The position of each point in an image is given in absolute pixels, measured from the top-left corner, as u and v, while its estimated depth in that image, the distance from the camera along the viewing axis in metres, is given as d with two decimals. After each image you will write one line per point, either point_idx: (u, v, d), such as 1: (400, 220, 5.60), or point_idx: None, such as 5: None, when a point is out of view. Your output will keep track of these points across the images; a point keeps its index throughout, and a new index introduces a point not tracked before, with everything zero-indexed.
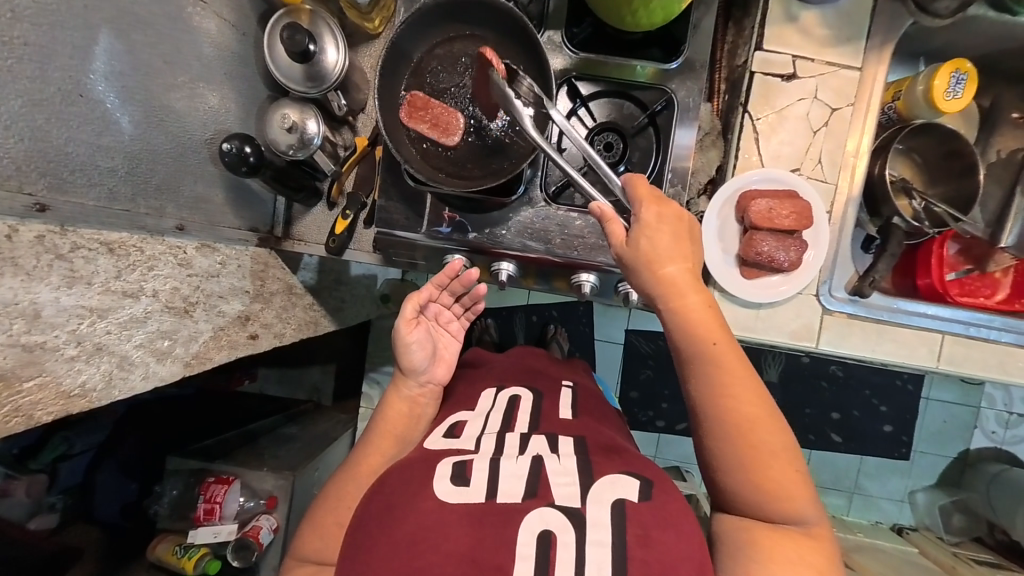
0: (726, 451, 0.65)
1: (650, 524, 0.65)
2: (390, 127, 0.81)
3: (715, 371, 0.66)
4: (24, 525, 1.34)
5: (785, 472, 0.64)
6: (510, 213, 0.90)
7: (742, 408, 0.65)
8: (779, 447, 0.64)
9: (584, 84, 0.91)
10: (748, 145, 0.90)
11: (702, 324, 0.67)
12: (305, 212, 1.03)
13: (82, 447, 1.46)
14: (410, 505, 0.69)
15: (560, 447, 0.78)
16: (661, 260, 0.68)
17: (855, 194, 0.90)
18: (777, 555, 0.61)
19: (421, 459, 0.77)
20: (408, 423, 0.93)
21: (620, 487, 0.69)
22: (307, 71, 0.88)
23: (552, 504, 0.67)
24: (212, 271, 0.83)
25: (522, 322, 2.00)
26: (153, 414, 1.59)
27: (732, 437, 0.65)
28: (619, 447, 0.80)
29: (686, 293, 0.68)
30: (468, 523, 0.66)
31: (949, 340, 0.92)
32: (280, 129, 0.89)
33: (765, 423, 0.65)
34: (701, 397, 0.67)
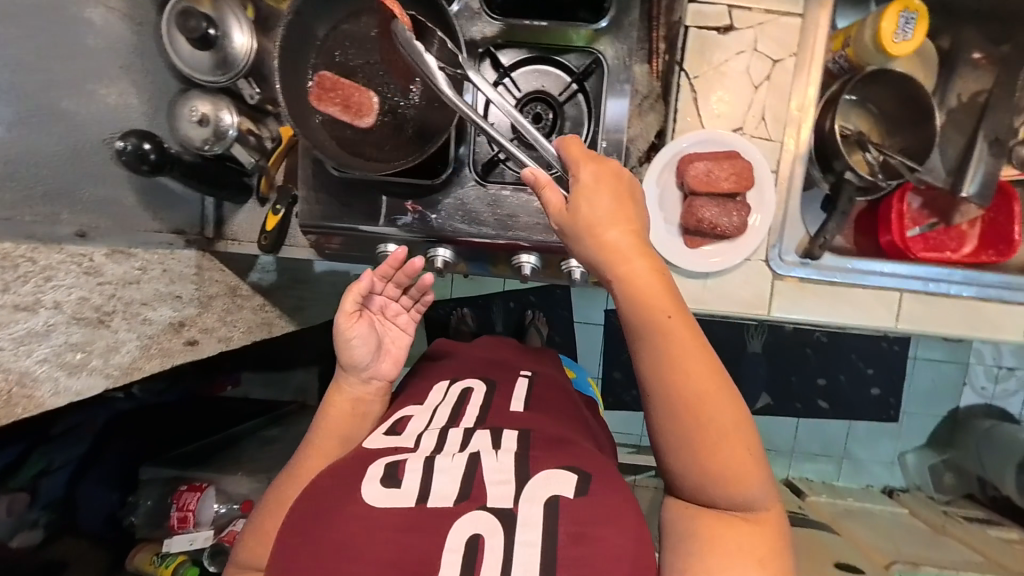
0: (675, 434, 0.58)
1: (585, 521, 0.62)
2: (297, 111, 0.76)
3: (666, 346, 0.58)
4: (7, 545, 1.14)
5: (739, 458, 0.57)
6: (441, 196, 0.85)
7: (694, 386, 0.57)
8: (733, 430, 0.57)
9: (508, 52, 0.86)
10: (685, 106, 0.86)
11: (655, 293, 0.59)
12: (237, 209, 0.98)
13: (63, 462, 1.27)
14: (338, 509, 0.67)
15: (501, 442, 0.74)
16: (603, 226, 0.61)
17: (801, 152, 0.86)
18: (716, 545, 0.57)
19: (356, 461, 0.74)
20: (350, 423, 0.88)
21: (556, 484, 0.65)
22: (211, 58, 0.84)
23: (483, 506, 0.64)
24: (130, 277, 0.80)
25: (500, 311, 1.93)
26: (142, 420, 1.47)
27: (681, 417, 0.57)
28: (566, 439, 0.76)
29: (634, 260, 0.60)
30: (395, 527, 0.63)
31: (908, 298, 0.88)
32: (191, 123, 0.85)
33: (720, 401, 0.57)
34: (650, 375, 0.59)
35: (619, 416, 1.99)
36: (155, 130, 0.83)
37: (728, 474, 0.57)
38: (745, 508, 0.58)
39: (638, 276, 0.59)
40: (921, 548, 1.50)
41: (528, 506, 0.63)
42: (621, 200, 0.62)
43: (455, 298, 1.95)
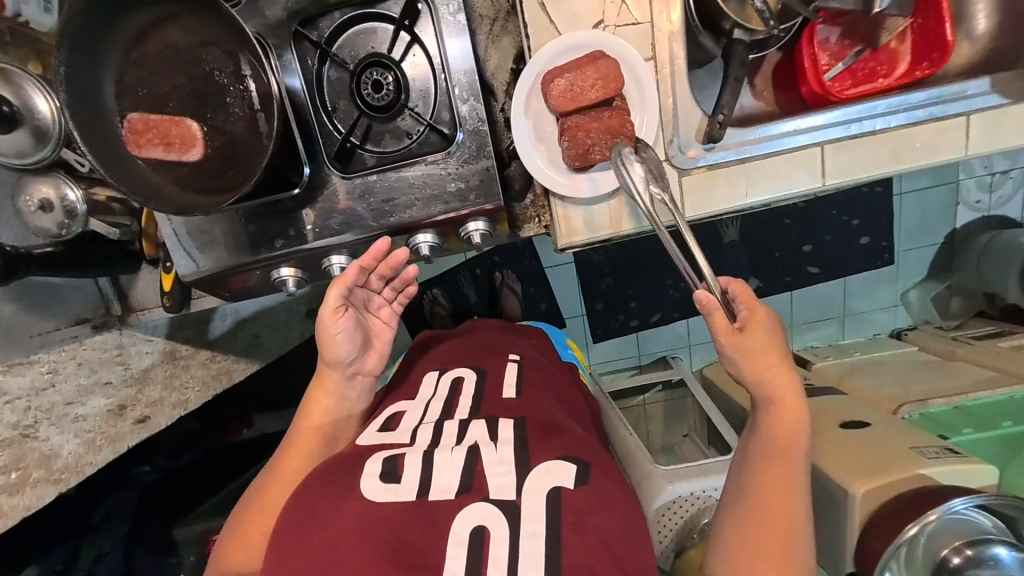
0: (741, 548, 0.63)
1: (585, 509, 0.64)
2: (113, 164, 0.68)
3: (776, 482, 0.63)
4: None
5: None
6: (310, 203, 0.78)
7: (784, 519, 0.62)
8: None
9: (322, 23, 0.75)
10: (535, 15, 0.74)
11: (780, 397, 0.65)
12: (134, 276, 0.94)
13: (111, 545, 1.39)
14: (321, 522, 0.64)
15: (499, 433, 0.74)
16: (753, 354, 0.64)
17: (676, 28, 0.74)
18: None
19: (350, 460, 0.71)
20: (327, 418, 0.84)
21: (559, 474, 0.67)
22: (23, 137, 0.77)
23: (487, 499, 0.65)
24: (40, 384, 0.82)
25: (468, 280, 1.89)
26: (170, 489, 1.52)
27: (755, 531, 0.62)
28: (560, 426, 0.76)
29: (770, 372, 0.64)
30: (387, 530, 0.62)
31: (830, 150, 0.79)
32: (39, 213, 0.80)
33: (796, 549, 0.61)
34: (745, 497, 0.64)
35: (614, 343, 1.98)
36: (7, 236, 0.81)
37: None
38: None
39: (774, 382, 0.64)
40: (926, 380, 1.49)
41: (534, 498, 0.64)
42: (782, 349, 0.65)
43: (424, 281, 1.90)
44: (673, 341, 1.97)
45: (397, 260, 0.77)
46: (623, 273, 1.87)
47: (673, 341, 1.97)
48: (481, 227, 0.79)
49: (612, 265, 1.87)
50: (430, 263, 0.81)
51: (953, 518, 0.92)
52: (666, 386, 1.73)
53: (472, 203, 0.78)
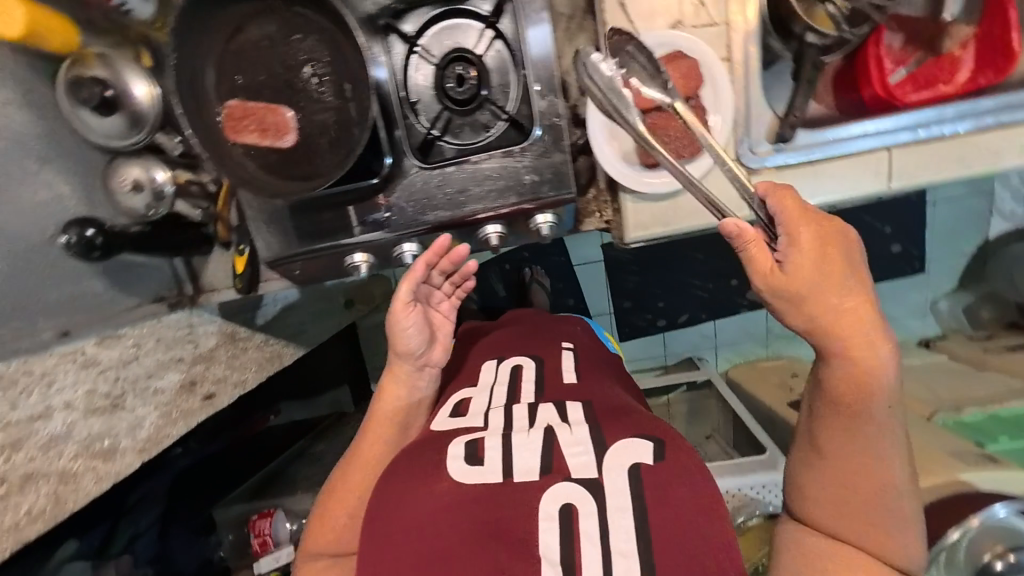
0: (831, 523, 0.60)
1: (668, 484, 0.65)
2: (215, 149, 0.72)
3: (855, 449, 0.58)
4: None
5: (901, 549, 0.58)
6: (388, 191, 0.82)
7: (869, 466, 0.58)
8: (900, 529, 0.58)
9: (408, 18, 0.78)
10: (614, 15, 0.76)
11: (846, 338, 0.56)
12: (207, 258, 0.96)
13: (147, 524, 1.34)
14: (413, 503, 0.68)
15: (570, 415, 0.76)
16: (808, 297, 0.57)
17: (752, 27, 0.76)
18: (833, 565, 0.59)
19: (429, 445, 0.75)
20: (400, 410, 0.87)
21: (636, 452, 0.68)
22: (122, 120, 0.80)
23: (570, 477, 0.66)
24: (127, 357, 0.86)
25: (496, 273, 1.87)
26: (200, 475, 1.46)
27: (843, 500, 0.59)
28: (627, 409, 0.78)
29: (827, 312, 0.57)
30: (479, 509, 0.65)
31: (898, 152, 0.80)
32: (127, 194, 0.82)
33: (886, 505, 0.58)
34: (824, 476, 0.60)
35: (639, 342, 2.00)
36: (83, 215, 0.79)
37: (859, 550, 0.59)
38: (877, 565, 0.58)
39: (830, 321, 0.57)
40: (961, 387, 1.49)
41: (614, 475, 0.66)
42: (823, 270, 0.57)
43: None
44: (697, 342, 1.99)
45: (459, 254, 0.79)
46: (652, 273, 1.89)
47: (698, 341, 1.98)
48: (549, 220, 0.83)
49: (641, 264, 1.89)
50: (499, 252, 0.83)
51: (997, 522, 0.93)
52: (691, 386, 1.76)
53: (544, 196, 0.80)
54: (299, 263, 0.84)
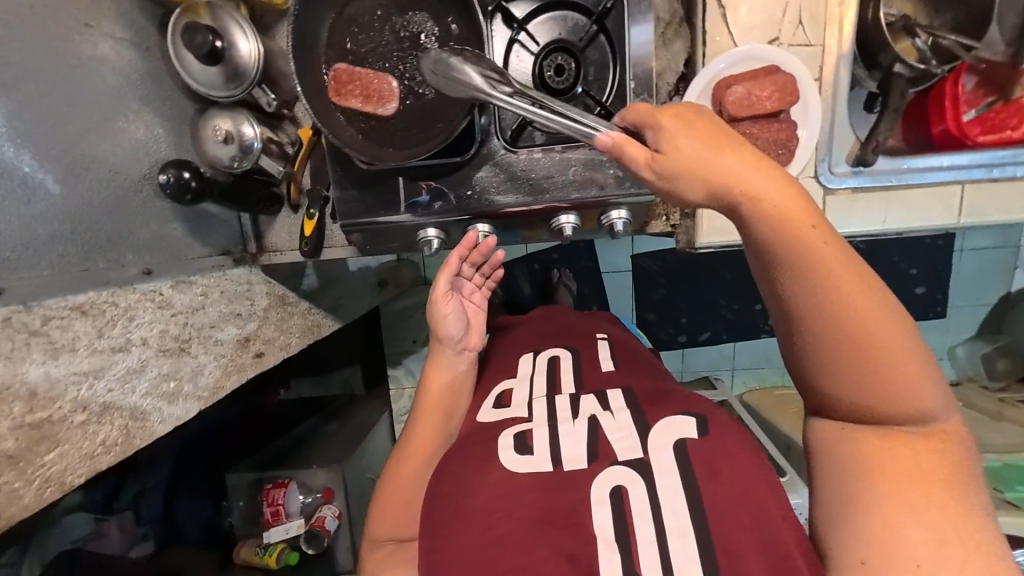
0: (834, 369, 0.44)
1: (717, 458, 0.60)
2: (320, 112, 0.75)
3: (768, 231, 0.44)
4: (127, 556, 1.15)
5: (892, 329, 0.42)
6: (471, 170, 0.83)
7: (875, 347, 0.42)
8: (856, 285, 0.43)
9: (517, 6, 0.79)
10: (715, 25, 0.79)
11: (773, 217, 0.44)
12: (274, 220, 1.00)
13: (156, 481, 1.19)
14: (472, 492, 0.66)
15: (611, 403, 0.73)
16: (706, 172, 0.46)
17: (846, 50, 0.79)
18: (909, 508, 0.42)
19: (479, 436, 0.74)
20: (447, 394, 0.86)
21: (679, 429, 0.64)
22: (224, 73, 0.82)
23: (616, 462, 0.63)
24: (196, 304, 0.82)
25: (524, 272, 1.83)
26: (210, 443, 1.33)
27: (873, 396, 0.44)
28: (666, 391, 0.75)
29: (730, 182, 0.46)
30: (535, 496, 0.62)
31: (970, 188, 0.83)
32: (216, 143, 0.84)
33: (824, 251, 0.43)
34: (781, 269, 0.44)
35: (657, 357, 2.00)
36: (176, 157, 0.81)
37: (920, 431, 0.44)
38: (922, 441, 0.44)
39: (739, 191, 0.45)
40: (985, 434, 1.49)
41: (659, 454, 0.62)
42: (711, 142, 0.47)
43: None
44: (714, 363, 1.97)
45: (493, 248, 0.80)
46: (680, 287, 1.87)
47: (718, 361, 1.95)
48: (624, 216, 0.84)
49: (669, 278, 1.87)
50: (569, 241, 0.85)
51: None
52: None
53: (626, 191, 0.82)
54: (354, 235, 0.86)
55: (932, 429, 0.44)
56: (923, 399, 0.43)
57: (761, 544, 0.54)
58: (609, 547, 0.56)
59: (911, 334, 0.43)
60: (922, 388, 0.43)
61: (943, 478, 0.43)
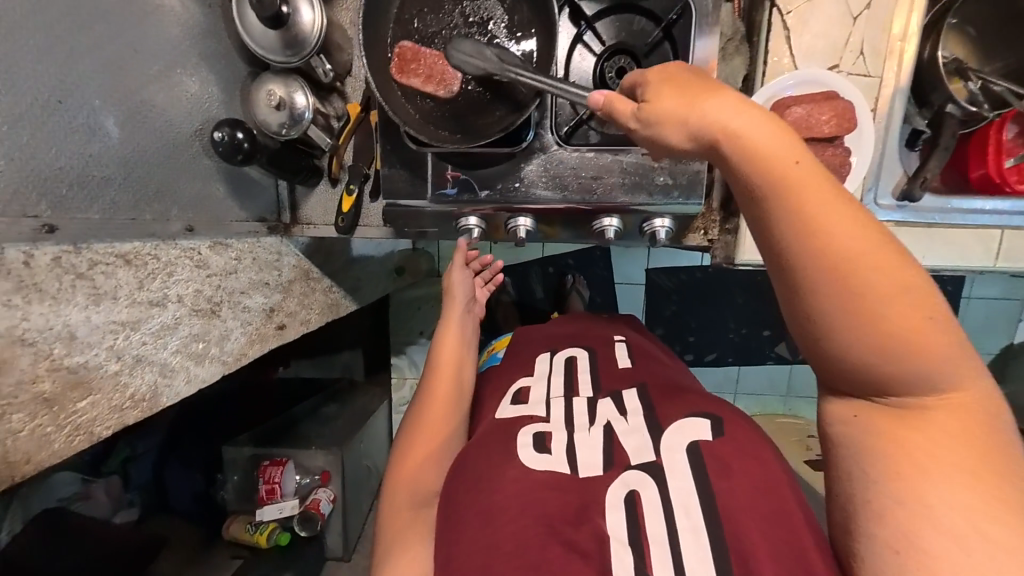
0: (835, 322, 0.41)
1: (729, 457, 0.56)
2: (382, 87, 0.76)
3: (760, 173, 0.43)
4: (109, 521, 1.12)
5: (894, 270, 0.40)
6: (521, 162, 0.83)
7: (862, 290, 0.40)
8: (849, 224, 0.41)
9: (587, 3, 0.80)
10: (777, 45, 0.80)
11: (757, 160, 0.44)
12: (309, 192, 0.99)
13: (147, 447, 1.17)
14: (479, 487, 0.61)
15: (627, 404, 0.69)
16: (693, 117, 0.47)
17: (903, 83, 0.80)
18: (912, 468, 0.40)
19: (498, 433, 0.68)
20: (453, 377, 0.85)
21: (691, 430, 0.60)
22: (283, 38, 0.81)
23: (630, 467, 0.58)
24: (229, 267, 0.80)
25: (538, 275, 1.70)
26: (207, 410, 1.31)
27: (878, 348, 0.41)
28: (682, 391, 0.71)
29: (710, 128, 0.46)
30: (548, 494, 0.56)
31: (1011, 233, 0.85)
32: (267, 108, 0.83)
33: (814, 190, 0.42)
34: (777, 216, 0.43)
35: None
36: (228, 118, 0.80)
37: (935, 389, 0.41)
38: (934, 399, 0.41)
39: (715, 141, 0.46)
40: None
41: (672, 457, 0.57)
42: (689, 90, 0.48)
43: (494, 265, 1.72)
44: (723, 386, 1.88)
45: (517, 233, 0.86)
46: (692, 301, 1.67)
47: (719, 383, 1.75)
48: (666, 225, 0.85)
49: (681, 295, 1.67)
50: (611, 245, 0.85)
51: None
52: None
53: (672, 201, 0.82)
54: (389, 213, 0.89)
55: (950, 382, 0.41)
56: (938, 350, 0.40)
57: (773, 545, 0.49)
58: (620, 545, 0.52)
59: (917, 274, 0.41)
60: (936, 335, 0.40)
61: (961, 434, 0.40)
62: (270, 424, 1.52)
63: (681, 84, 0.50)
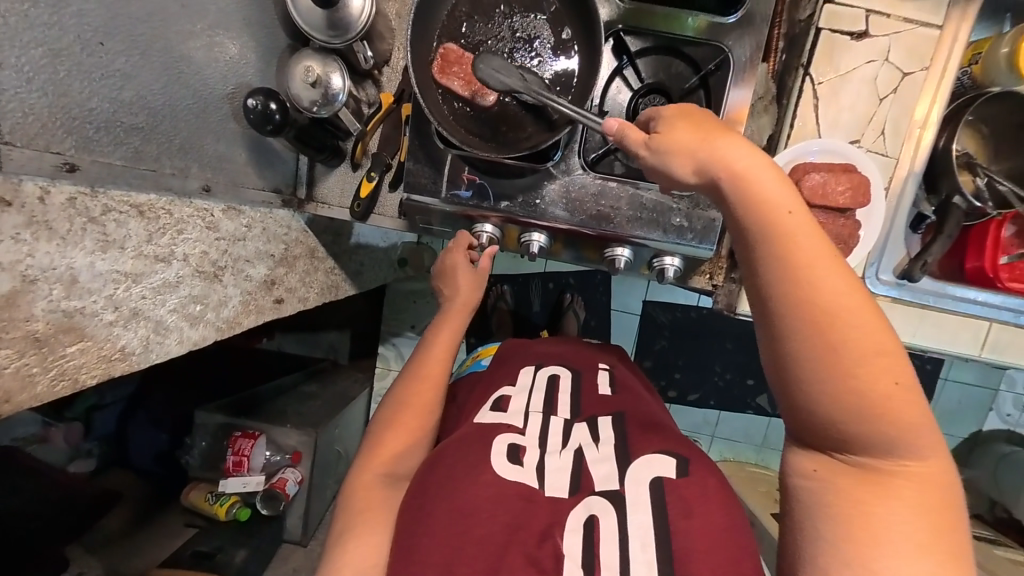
0: (813, 372, 0.43)
1: (693, 498, 0.55)
2: (422, 84, 0.77)
3: (757, 220, 0.45)
4: (65, 469, 1.17)
5: (869, 332, 0.42)
6: (545, 180, 0.84)
7: (839, 343, 0.42)
8: (835, 281, 0.43)
9: (631, 38, 0.82)
10: (805, 111, 0.83)
11: (756, 205, 0.45)
12: (328, 172, 0.99)
13: (114, 398, 1.24)
14: (445, 493, 0.60)
15: (600, 433, 0.66)
16: (704, 154, 0.49)
17: (917, 167, 0.84)
18: (871, 532, 0.41)
19: (475, 436, 0.66)
20: (438, 386, 0.79)
21: (658, 465, 0.59)
22: (329, 19, 0.80)
23: (594, 493, 0.58)
24: (239, 234, 0.80)
25: (538, 289, 1.71)
26: (180, 371, 1.36)
27: (849, 406, 0.42)
28: (660, 424, 0.69)
29: (718, 166, 0.48)
30: (519, 505, 0.57)
31: (997, 326, 0.90)
32: (302, 83, 0.82)
33: (807, 243, 0.44)
34: (766, 263, 0.45)
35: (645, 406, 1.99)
36: (262, 86, 0.80)
37: (897, 457, 0.42)
38: (897, 464, 0.42)
39: (721, 178, 0.47)
40: None
41: (638, 489, 0.57)
42: (703, 127, 0.50)
43: (494, 273, 1.72)
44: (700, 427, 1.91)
45: (531, 250, 0.87)
46: (683, 340, 1.69)
47: (697, 424, 1.76)
48: (676, 264, 0.87)
49: (674, 331, 1.69)
50: (619, 274, 0.87)
51: None
52: None
53: (685, 242, 0.84)
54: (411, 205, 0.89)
55: (912, 451, 0.42)
56: (905, 419, 0.42)
57: None
58: (573, 566, 0.52)
59: (893, 339, 0.43)
60: (905, 402, 0.42)
61: (918, 502, 0.41)
62: (247, 393, 1.51)
63: (697, 120, 0.52)
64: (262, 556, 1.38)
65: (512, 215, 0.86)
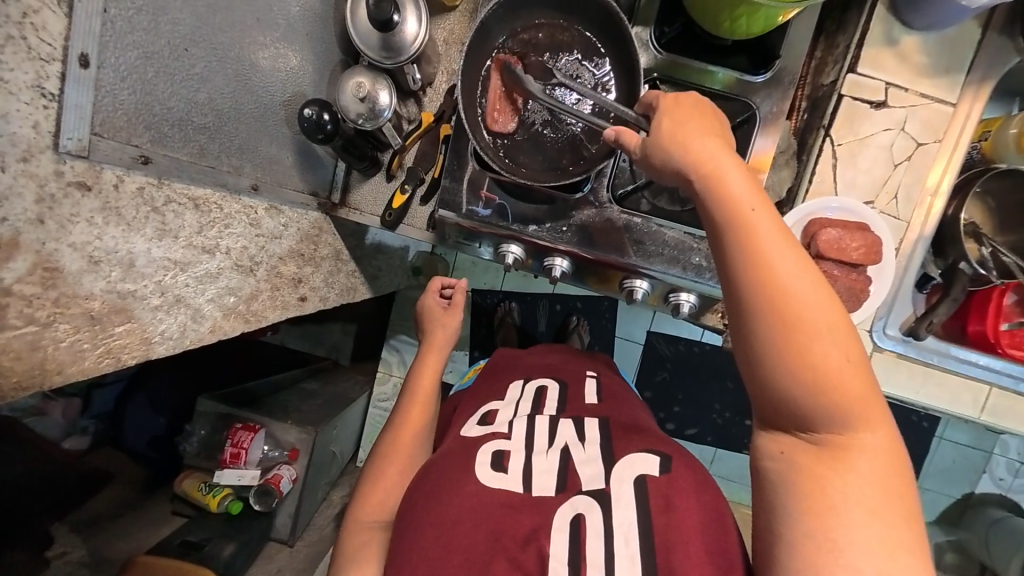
0: (776, 351, 0.45)
1: (673, 492, 0.57)
2: (469, 113, 0.82)
3: (727, 206, 0.49)
4: (59, 444, 1.26)
5: (825, 311, 0.46)
6: (573, 210, 0.88)
7: (795, 320, 0.45)
8: (796, 264, 0.47)
9: (665, 85, 0.86)
10: (824, 169, 0.87)
11: (726, 193, 0.49)
12: (363, 180, 1.03)
13: (114, 376, 1.35)
14: (443, 499, 0.61)
15: (586, 433, 0.68)
16: (682, 145, 0.53)
17: (927, 232, 0.89)
18: (827, 502, 0.43)
19: (460, 448, 0.68)
20: (425, 420, 0.85)
21: (641, 465, 0.60)
22: (385, 41, 0.85)
23: (581, 491, 0.60)
24: (274, 233, 0.83)
25: (545, 310, 1.74)
26: (187, 357, 1.47)
27: (805, 382, 0.45)
28: (644, 428, 0.70)
29: (694, 157, 0.52)
30: (502, 512, 0.58)
31: (995, 392, 0.93)
32: (352, 97, 0.87)
33: (770, 231, 0.48)
34: (734, 247, 0.48)
35: None
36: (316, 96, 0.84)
37: (850, 433, 0.45)
38: (852, 439, 0.45)
39: (699, 167, 0.51)
40: None
41: (621, 487, 0.58)
42: (687, 120, 0.55)
43: (503, 290, 1.74)
44: None
45: (554, 274, 0.91)
46: (685, 374, 1.71)
47: None
48: (690, 300, 0.91)
49: (676, 364, 1.71)
50: (634, 305, 0.92)
51: None
52: None
53: (704, 281, 0.87)
54: (445, 224, 0.95)
55: (863, 423, 0.45)
56: (857, 393, 0.45)
57: None
58: (559, 565, 0.54)
59: (845, 320, 0.46)
60: (856, 379, 0.45)
61: (872, 475, 0.44)
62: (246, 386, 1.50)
63: (684, 115, 0.56)
64: (250, 548, 1.34)
65: (539, 241, 0.89)
